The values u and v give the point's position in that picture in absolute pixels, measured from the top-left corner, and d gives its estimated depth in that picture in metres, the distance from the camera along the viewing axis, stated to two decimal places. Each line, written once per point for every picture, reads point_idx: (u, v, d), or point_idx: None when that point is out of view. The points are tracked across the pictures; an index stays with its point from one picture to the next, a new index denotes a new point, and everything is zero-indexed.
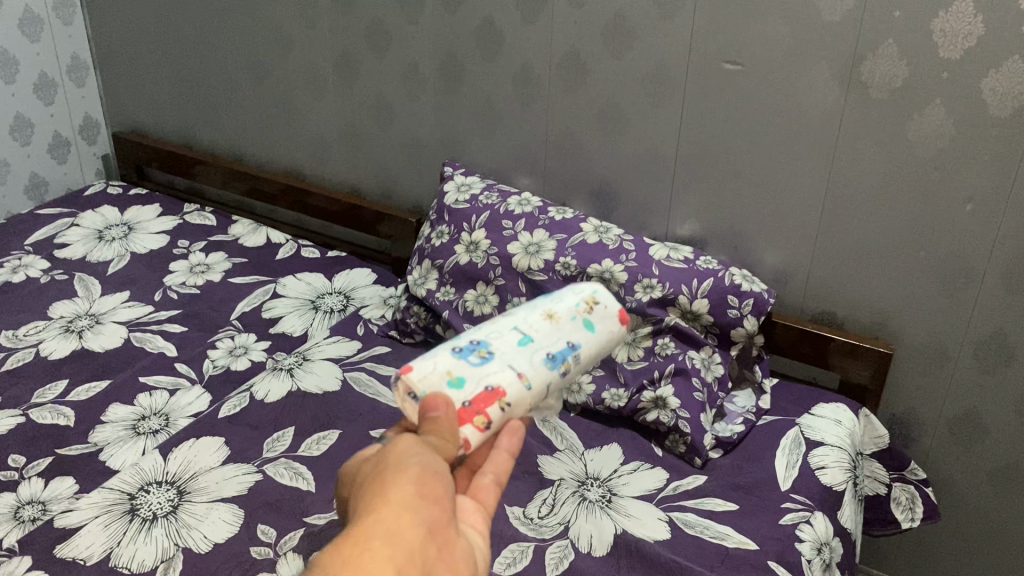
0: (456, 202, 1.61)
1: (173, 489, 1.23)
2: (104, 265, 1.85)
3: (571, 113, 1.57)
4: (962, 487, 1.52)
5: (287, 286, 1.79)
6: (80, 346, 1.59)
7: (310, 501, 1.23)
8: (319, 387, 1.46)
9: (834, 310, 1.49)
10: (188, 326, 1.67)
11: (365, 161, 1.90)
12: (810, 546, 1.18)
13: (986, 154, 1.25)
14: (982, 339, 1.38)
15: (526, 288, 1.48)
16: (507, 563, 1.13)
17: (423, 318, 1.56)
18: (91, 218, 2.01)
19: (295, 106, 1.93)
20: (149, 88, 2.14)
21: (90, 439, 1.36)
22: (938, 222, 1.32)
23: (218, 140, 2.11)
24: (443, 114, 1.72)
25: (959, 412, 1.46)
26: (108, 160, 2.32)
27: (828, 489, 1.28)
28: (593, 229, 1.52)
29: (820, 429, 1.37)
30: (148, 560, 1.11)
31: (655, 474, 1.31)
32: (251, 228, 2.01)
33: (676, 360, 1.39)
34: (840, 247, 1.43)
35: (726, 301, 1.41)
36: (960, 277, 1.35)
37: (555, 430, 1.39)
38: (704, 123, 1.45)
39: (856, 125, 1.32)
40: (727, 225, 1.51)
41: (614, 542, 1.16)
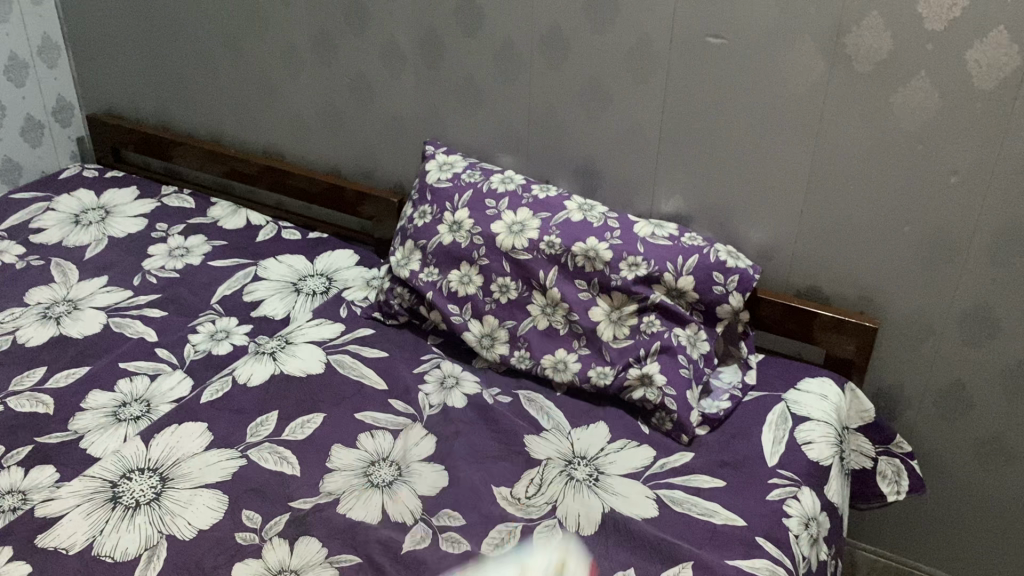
0: (439, 180, 1.59)
1: (156, 475, 1.22)
2: (81, 250, 1.82)
3: (554, 90, 1.55)
4: (947, 459, 1.53)
5: (267, 269, 1.77)
6: (58, 332, 1.57)
7: (296, 485, 1.22)
8: (302, 370, 1.44)
9: (819, 285, 1.49)
10: (168, 311, 1.64)
11: (345, 141, 1.87)
12: (797, 521, 1.19)
13: (971, 126, 1.24)
14: (967, 312, 1.38)
15: (510, 267, 1.47)
16: (496, 543, 1.13)
17: (406, 299, 1.55)
18: (67, 202, 1.97)
19: (273, 86, 1.89)
20: (122, 68, 2.10)
21: (70, 427, 1.34)
22: (923, 196, 1.32)
23: (195, 121, 2.08)
24: (424, 92, 1.70)
25: (944, 385, 1.46)
26: (83, 142, 2.28)
27: (815, 464, 1.28)
28: (577, 207, 1.50)
29: (806, 404, 1.37)
30: (131, 548, 1.10)
31: (642, 451, 1.30)
32: (231, 210, 1.98)
33: (661, 337, 1.38)
34: (825, 222, 1.42)
35: (711, 278, 1.40)
36: (946, 251, 1.35)
37: (542, 409, 1.39)
38: (688, 99, 1.43)
39: (840, 98, 1.31)
40: (711, 201, 1.50)
41: (602, 520, 1.16)
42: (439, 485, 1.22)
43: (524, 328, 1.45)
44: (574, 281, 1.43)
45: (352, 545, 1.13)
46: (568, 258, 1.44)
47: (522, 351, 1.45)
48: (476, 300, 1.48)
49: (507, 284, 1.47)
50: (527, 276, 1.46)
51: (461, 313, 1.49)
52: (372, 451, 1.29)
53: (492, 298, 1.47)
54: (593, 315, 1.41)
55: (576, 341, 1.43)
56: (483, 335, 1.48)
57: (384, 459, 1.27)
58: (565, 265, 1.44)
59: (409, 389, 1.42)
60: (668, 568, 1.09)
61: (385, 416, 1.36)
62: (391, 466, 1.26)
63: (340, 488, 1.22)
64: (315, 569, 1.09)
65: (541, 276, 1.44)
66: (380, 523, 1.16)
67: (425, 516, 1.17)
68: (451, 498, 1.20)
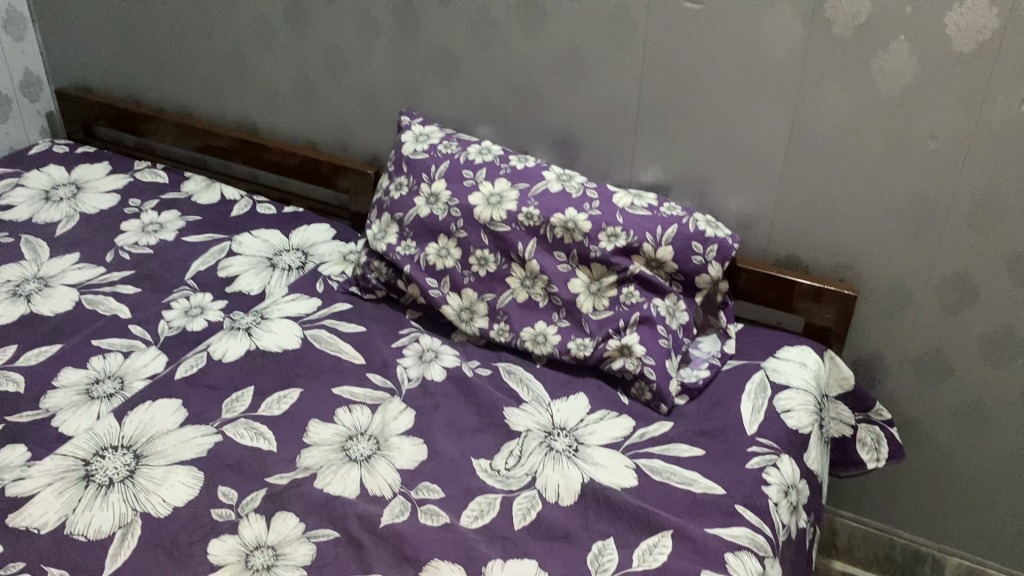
0: (415, 151, 1.56)
1: (130, 453, 1.20)
2: (52, 226, 1.79)
3: (530, 59, 1.53)
4: (925, 426, 1.54)
5: (242, 244, 1.74)
6: (29, 310, 1.54)
7: (272, 461, 1.20)
8: (279, 345, 1.42)
9: (799, 254, 1.48)
10: (141, 287, 1.62)
11: (320, 114, 1.84)
12: (777, 489, 1.19)
13: (950, 91, 1.23)
14: (945, 278, 1.38)
15: (488, 239, 1.45)
16: (475, 516, 1.13)
17: (383, 272, 1.54)
18: (37, 177, 1.93)
19: (245, 58, 1.86)
20: (91, 41, 2.06)
21: (42, 405, 1.31)
22: (902, 161, 1.31)
23: (167, 95, 2.04)
24: (399, 63, 1.67)
25: (923, 352, 1.47)
26: (53, 118, 2.23)
27: (794, 432, 1.28)
28: (556, 177, 1.48)
29: (785, 372, 1.37)
30: (105, 526, 1.09)
31: (622, 422, 1.30)
32: (205, 185, 1.95)
33: (641, 308, 1.37)
34: (804, 190, 1.41)
35: (690, 247, 1.39)
36: (925, 217, 1.34)
37: (521, 381, 1.38)
38: (666, 66, 1.41)
39: (819, 64, 1.30)
40: (691, 170, 1.49)
41: (581, 490, 1.16)
42: (417, 458, 1.22)
43: (502, 300, 1.44)
44: (553, 253, 1.42)
45: (329, 519, 1.12)
46: (546, 230, 1.42)
47: (501, 324, 1.44)
48: (454, 273, 1.47)
49: (486, 257, 1.45)
50: (505, 248, 1.44)
51: (439, 286, 1.48)
52: (349, 425, 1.28)
53: (471, 271, 1.46)
54: (572, 288, 1.40)
55: (555, 313, 1.41)
56: (462, 308, 1.46)
57: (362, 433, 1.26)
58: (543, 236, 1.42)
59: (387, 363, 1.40)
60: (648, 538, 1.09)
61: (363, 390, 1.35)
62: (368, 440, 1.25)
63: (316, 463, 1.20)
64: (293, 544, 1.08)
65: (519, 248, 1.42)
66: (358, 497, 1.15)
67: (404, 489, 1.17)
68: (429, 472, 1.20)
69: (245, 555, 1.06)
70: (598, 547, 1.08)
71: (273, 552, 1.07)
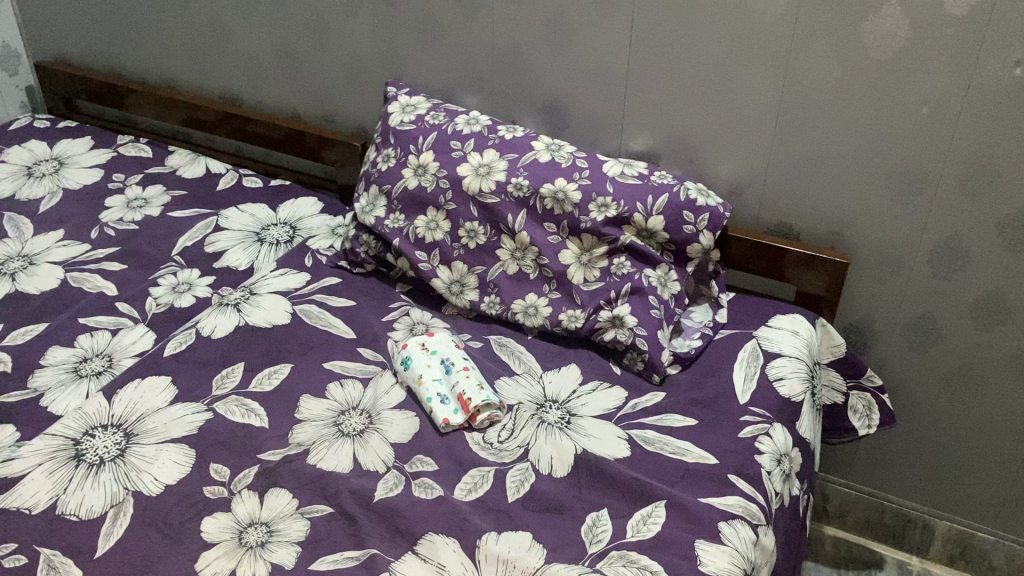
0: (402, 122, 1.54)
1: (120, 432, 1.19)
2: (35, 203, 1.76)
3: (516, 27, 1.51)
4: (916, 392, 1.55)
5: (229, 218, 1.72)
6: (14, 288, 1.52)
7: (264, 437, 1.20)
8: (268, 320, 1.41)
9: (790, 221, 1.47)
10: (127, 264, 1.60)
11: (304, 85, 1.81)
12: (769, 458, 1.19)
13: (942, 54, 1.22)
14: (936, 244, 1.37)
15: (477, 211, 1.43)
16: (469, 489, 1.13)
17: (372, 246, 1.52)
18: (18, 153, 1.90)
19: (226, 28, 1.83)
20: (69, 13, 2.02)
21: (30, 385, 1.30)
22: (894, 127, 1.30)
23: (148, 67, 2.00)
24: (384, 32, 1.64)
25: (914, 318, 1.47)
26: (32, 92, 2.19)
27: (786, 401, 1.28)
28: (545, 147, 1.46)
29: (777, 340, 1.36)
30: (97, 506, 1.08)
31: (614, 393, 1.30)
32: (190, 159, 1.92)
33: (632, 279, 1.36)
34: (794, 157, 1.40)
35: (681, 217, 1.38)
36: (916, 183, 1.33)
37: (512, 354, 1.37)
38: (654, 33, 1.39)
39: (808, 29, 1.28)
40: (680, 138, 1.48)
41: (574, 462, 1.16)
42: (410, 432, 1.21)
43: (493, 273, 1.43)
44: (543, 224, 1.41)
45: (323, 495, 1.11)
46: (536, 201, 1.41)
47: (492, 296, 1.43)
48: (444, 245, 1.46)
49: (475, 229, 1.44)
50: (494, 220, 1.42)
51: (429, 259, 1.46)
52: (342, 400, 1.27)
53: (460, 243, 1.45)
54: (563, 259, 1.39)
55: (546, 285, 1.41)
56: (452, 281, 1.45)
57: (354, 407, 1.26)
58: (533, 207, 1.41)
59: (377, 337, 1.40)
60: (642, 508, 1.09)
61: (354, 365, 1.34)
62: (360, 414, 1.24)
63: (309, 438, 1.20)
64: (286, 521, 1.08)
65: (509, 220, 1.41)
66: (351, 472, 1.14)
67: (397, 463, 1.16)
68: (422, 446, 1.20)
69: (239, 532, 1.06)
70: (592, 518, 1.08)
71: (266, 529, 1.07)
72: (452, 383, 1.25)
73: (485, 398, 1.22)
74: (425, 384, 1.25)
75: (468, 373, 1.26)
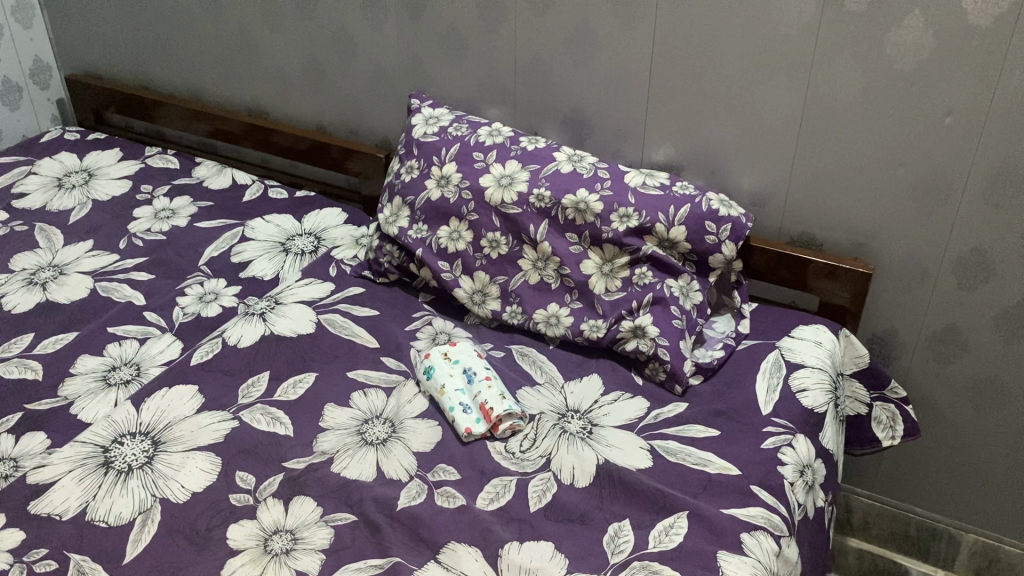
0: (425, 134, 1.56)
1: (148, 440, 1.21)
2: (66, 214, 1.80)
3: (538, 39, 1.52)
4: (941, 404, 1.53)
5: (255, 229, 1.75)
6: (45, 298, 1.55)
7: (289, 445, 1.21)
8: (293, 330, 1.42)
9: (813, 232, 1.47)
10: (155, 274, 1.62)
11: (329, 97, 1.84)
12: (792, 469, 1.19)
13: (967, 65, 1.22)
14: (961, 255, 1.37)
15: (500, 221, 1.44)
16: (491, 498, 1.13)
17: (396, 256, 1.53)
18: (50, 165, 1.94)
19: (253, 42, 1.85)
20: (100, 28, 2.05)
21: (60, 392, 1.33)
22: (918, 137, 1.30)
23: (176, 80, 2.04)
24: (408, 44, 1.66)
25: (939, 329, 1.46)
26: (63, 105, 2.24)
27: (809, 412, 1.28)
28: (567, 158, 1.47)
29: (800, 351, 1.36)
30: (125, 513, 1.10)
31: (636, 403, 1.30)
32: (216, 170, 1.95)
33: (653, 289, 1.36)
34: (817, 168, 1.40)
35: (704, 227, 1.38)
36: (941, 194, 1.33)
37: (535, 363, 1.38)
38: (677, 45, 1.40)
39: (832, 41, 1.28)
40: (703, 149, 1.48)
41: (596, 472, 1.16)
42: (433, 441, 1.22)
43: (515, 283, 1.44)
44: (565, 234, 1.41)
45: (347, 503, 1.13)
46: (558, 212, 1.41)
47: (513, 305, 1.44)
48: (467, 255, 1.47)
49: (498, 239, 1.45)
50: (516, 230, 1.43)
51: (452, 269, 1.48)
52: (365, 409, 1.28)
53: (483, 253, 1.46)
54: (584, 269, 1.40)
55: (568, 295, 1.41)
56: (474, 291, 1.46)
57: (377, 416, 1.27)
58: (555, 218, 1.42)
59: (400, 346, 1.41)
60: (664, 519, 1.09)
61: (378, 374, 1.35)
62: (384, 423, 1.25)
63: (333, 447, 1.21)
64: (310, 529, 1.09)
65: (531, 230, 1.42)
66: (375, 480, 1.16)
67: (420, 472, 1.17)
68: (444, 454, 1.20)
69: (264, 539, 1.07)
70: (614, 529, 1.09)
71: (291, 536, 1.08)
72: (474, 393, 1.26)
73: (507, 408, 1.23)
74: (447, 394, 1.26)
75: (490, 383, 1.27)
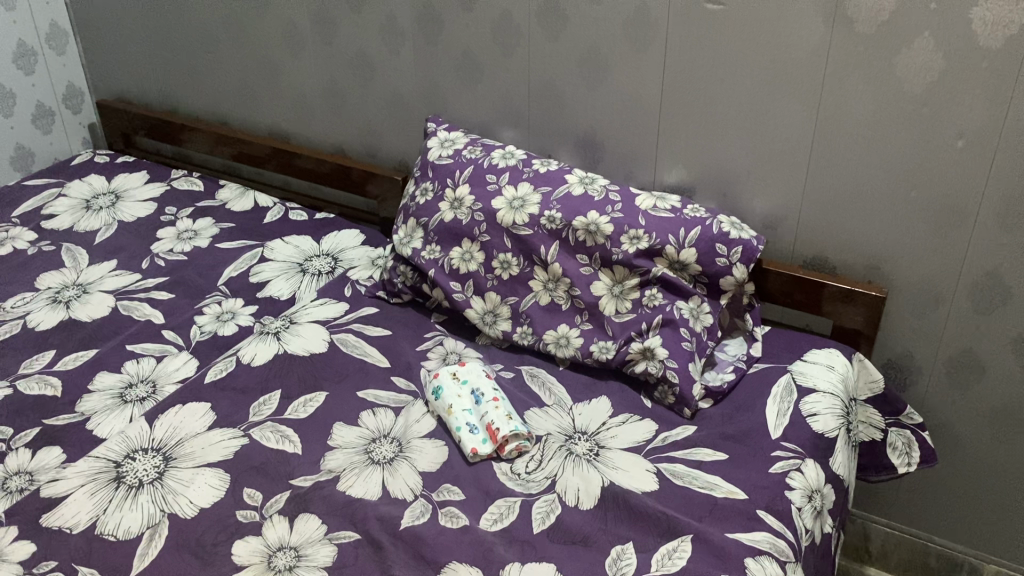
0: (439, 157, 1.57)
1: (159, 456, 1.22)
2: (91, 235, 1.84)
3: (552, 62, 1.53)
4: (961, 431, 1.50)
5: (274, 250, 1.77)
6: (67, 315, 1.59)
7: (297, 463, 1.22)
8: (306, 349, 1.44)
9: (827, 254, 1.46)
10: (175, 293, 1.65)
11: (348, 120, 1.87)
12: (800, 494, 1.17)
13: (977, 87, 1.21)
14: (977, 279, 1.35)
15: (511, 243, 1.45)
16: (494, 519, 1.13)
17: (409, 277, 1.55)
18: (78, 187, 1.99)
19: (276, 68, 1.89)
20: (130, 54, 2.11)
21: (77, 409, 1.35)
22: (929, 160, 1.29)
23: (202, 105, 2.08)
24: (425, 69, 1.68)
25: (956, 354, 1.43)
26: (94, 129, 2.30)
27: (819, 437, 1.26)
28: (579, 180, 1.47)
29: (811, 375, 1.35)
30: (134, 527, 1.12)
31: (644, 426, 1.29)
32: (239, 192, 1.99)
33: (663, 311, 1.36)
34: (830, 191, 1.39)
35: (714, 249, 1.37)
36: (955, 217, 1.31)
37: (544, 384, 1.38)
38: (688, 68, 1.41)
39: (842, 63, 1.28)
40: (716, 172, 1.48)
41: (601, 494, 1.15)
42: (439, 461, 1.23)
43: (526, 303, 1.44)
44: (576, 256, 1.42)
45: (351, 521, 1.13)
46: (569, 233, 1.42)
47: (524, 327, 1.44)
48: (477, 276, 1.47)
49: (508, 260, 1.45)
50: (528, 252, 1.44)
51: (463, 290, 1.49)
52: (373, 428, 1.29)
53: (494, 274, 1.46)
54: (594, 290, 1.40)
55: (578, 316, 1.41)
56: (485, 312, 1.47)
57: (385, 436, 1.27)
58: (566, 239, 1.42)
59: (411, 366, 1.42)
60: (667, 543, 1.08)
61: (387, 394, 1.36)
62: (391, 443, 1.26)
63: (340, 465, 1.22)
64: (314, 546, 1.10)
65: (542, 252, 1.42)
66: (380, 499, 1.16)
67: (425, 492, 1.17)
68: (450, 474, 1.21)
69: (268, 556, 1.08)
70: (616, 552, 1.08)
71: (295, 553, 1.09)
72: (481, 413, 1.26)
73: (513, 428, 1.23)
74: (455, 414, 1.26)
75: (497, 404, 1.27)
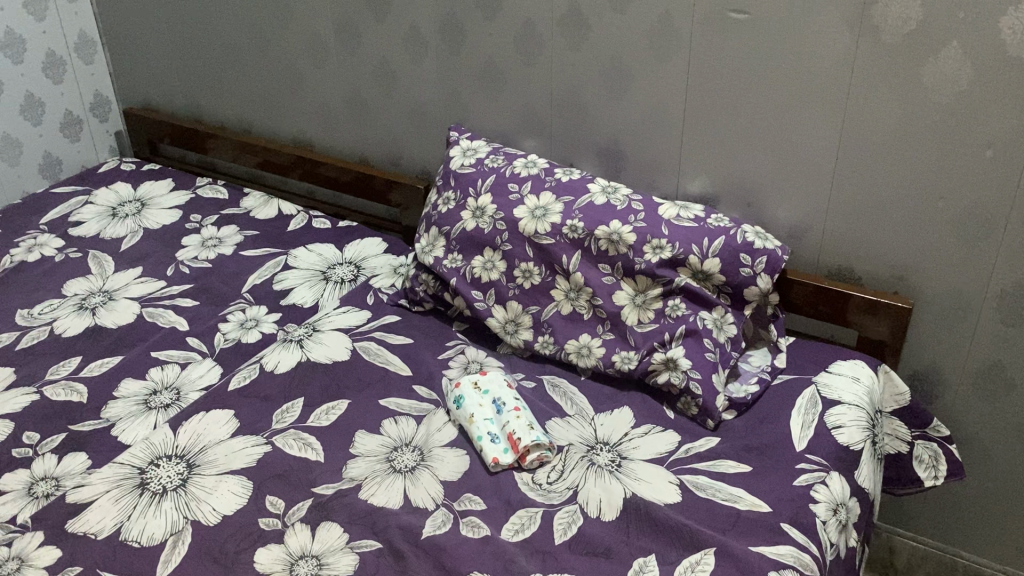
0: (462, 166, 1.58)
1: (183, 462, 1.23)
2: (117, 242, 1.86)
3: (575, 72, 1.53)
4: (989, 444, 1.48)
5: (297, 258, 1.78)
6: (93, 322, 1.60)
7: (319, 471, 1.23)
8: (329, 357, 1.45)
9: (852, 265, 1.44)
10: (199, 300, 1.67)
11: (371, 129, 1.87)
12: (825, 507, 1.16)
13: (1007, 97, 1.19)
14: (1005, 291, 1.33)
15: (533, 252, 1.45)
16: (516, 529, 1.13)
17: (431, 286, 1.55)
18: (105, 195, 2.01)
19: (299, 77, 1.91)
20: (156, 63, 2.13)
21: (102, 415, 1.36)
22: (957, 170, 1.27)
23: (227, 113, 2.10)
24: (448, 78, 1.69)
25: (984, 366, 1.41)
26: (121, 137, 2.32)
27: (844, 449, 1.25)
28: (601, 189, 1.47)
29: (836, 387, 1.33)
30: (157, 533, 1.13)
31: (667, 437, 1.28)
32: (263, 200, 2.00)
33: (686, 321, 1.35)
34: (855, 202, 1.38)
35: (738, 259, 1.37)
36: (983, 227, 1.29)
37: (566, 394, 1.38)
38: (712, 77, 1.40)
39: (868, 73, 1.27)
40: (739, 182, 1.47)
41: (623, 506, 1.15)
42: (460, 470, 1.22)
43: (547, 313, 1.44)
44: (598, 265, 1.41)
45: (372, 530, 1.13)
46: (591, 242, 1.42)
47: (546, 336, 1.44)
48: (499, 285, 1.47)
49: (531, 270, 1.45)
50: (550, 261, 1.44)
51: (485, 298, 1.49)
52: (395, 436, 1.29)
53: (516, 283, 1.46)
54: (616, 300, 1.39)
55: (600, 326, 1.41)
56: (507, 321, 1.47)
57: (406, 445, 1.27)
58: (588, 249, 1.42)
59: (433, 375, 1.42)
60: (690, 555, 1.07)
61: (409, 402, 1.36)
62: (413, 451, 1.26)
63: (362, 474, 1.22)
64: (336, 554, 1.10)
65: (564, 261, 1.42)
66: (402, 508, 1.16)
67: (446, 501, 1.17)
68: (471, 484, 1.20)
69: (290, 564, 1.08)
70: (638, 564, 1.07)
71: (316, 562, 1.09)
72: (503, 423, 1.26)
73: (535, 438, 1.23)
74: (476, 423, 1.26)
75: (519, 414, 1.27)
